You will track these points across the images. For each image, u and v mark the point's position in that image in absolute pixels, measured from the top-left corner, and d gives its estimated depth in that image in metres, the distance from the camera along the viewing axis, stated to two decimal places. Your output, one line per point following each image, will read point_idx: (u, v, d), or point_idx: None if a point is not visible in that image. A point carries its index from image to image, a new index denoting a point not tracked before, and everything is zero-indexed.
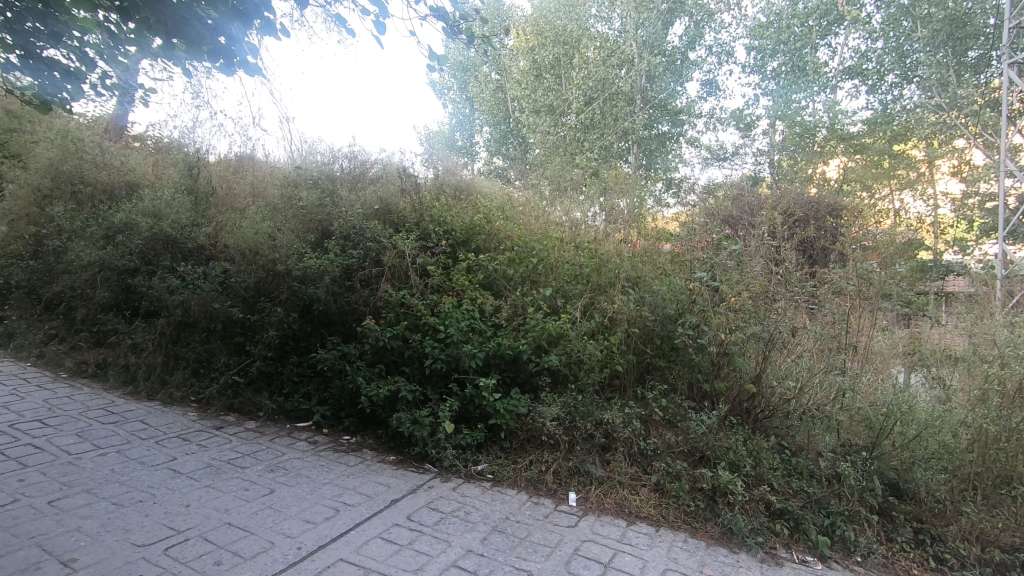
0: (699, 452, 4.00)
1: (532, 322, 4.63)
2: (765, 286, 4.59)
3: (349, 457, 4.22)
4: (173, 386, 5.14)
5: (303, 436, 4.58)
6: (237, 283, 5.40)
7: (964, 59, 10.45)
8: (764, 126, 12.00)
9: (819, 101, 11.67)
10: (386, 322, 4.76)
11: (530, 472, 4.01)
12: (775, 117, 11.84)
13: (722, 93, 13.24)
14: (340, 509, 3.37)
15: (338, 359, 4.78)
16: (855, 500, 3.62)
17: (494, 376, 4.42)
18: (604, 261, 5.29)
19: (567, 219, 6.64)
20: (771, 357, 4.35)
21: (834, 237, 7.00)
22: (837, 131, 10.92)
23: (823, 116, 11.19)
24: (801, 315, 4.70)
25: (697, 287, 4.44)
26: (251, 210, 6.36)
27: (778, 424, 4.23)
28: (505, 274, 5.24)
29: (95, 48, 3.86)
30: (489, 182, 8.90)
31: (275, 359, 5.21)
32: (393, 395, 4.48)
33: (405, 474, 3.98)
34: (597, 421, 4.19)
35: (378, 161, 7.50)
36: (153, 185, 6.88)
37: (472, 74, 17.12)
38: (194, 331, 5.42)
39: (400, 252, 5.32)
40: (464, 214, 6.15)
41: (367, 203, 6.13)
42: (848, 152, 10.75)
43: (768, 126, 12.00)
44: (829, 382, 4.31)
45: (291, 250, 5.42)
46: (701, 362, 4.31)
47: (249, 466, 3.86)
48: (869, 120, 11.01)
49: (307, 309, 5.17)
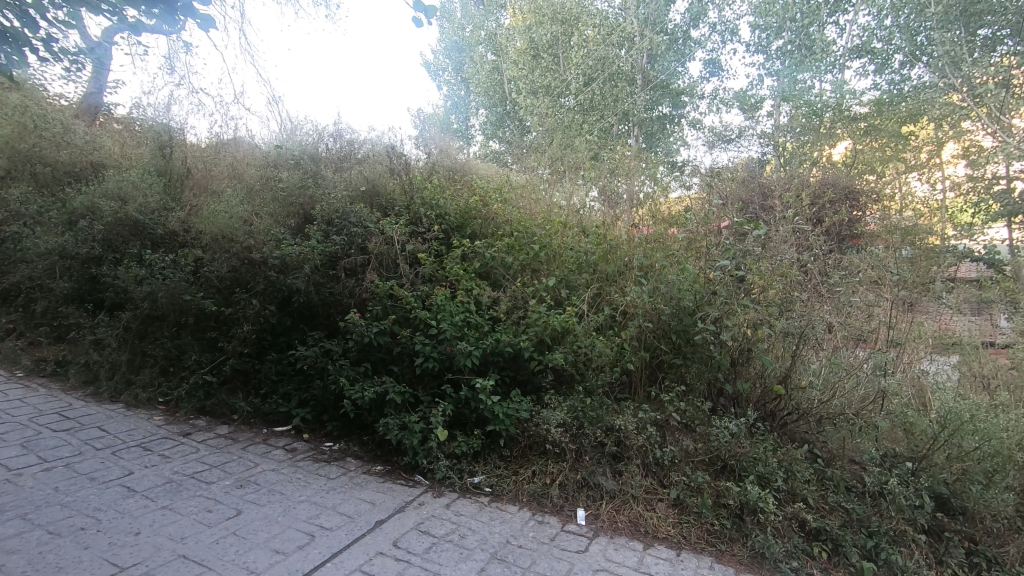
0: (722, 461, 3.60)
1: (534, 315, 4.15)
2: (795, 275, 4.12)
3: (331, 467, 3.78)
4: (139, 386, 4.68)
5: (281, 443, 4.13)
6: (209, 272, 4.92)
7: (973, 37, 9.72)
8: (769, 107, 11.37)
9: (827, 81, 11.12)
10: (372, 316, 4.30)
11: (533, 485, 3.57)
12: (781, 98, 11.30)
13: (725, 73, 12.66)
14: (315, 536, 2.92)
15: (321, 357, 4.34)
16: (903, 519, 3.19)
17: (491, 376, 3.97)
18: (612, 247, 4.87)
19: (568, 203, 6.18)
20: (800, 355, 3.94)
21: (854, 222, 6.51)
22: (844, 112, 10.33)
23: (829, 97, 10.68)
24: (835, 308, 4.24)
25: (718, 276, 3.99)
26: (227, 193, 5.87)
27: (808, 430, 3.83)
28: (503, 262, 4.78)
29: (36, 9, 3.38)
30: (484, 165, 8.37)
31: (251, 356, 4.74)
32: (381, 397, 4.04)
33: (392, 489, 3.54)
34: (608, 427, 3.76)
35: (366, 140, 6.96)
36: (120, 166, 6.37)
37: (468, 56, 16.53)
38: (163, 326, 4.95)
39: (388, 238, 4.83)
40: (458, 197, 5.69)
41: (353, 184, 5.61)
42: (856, 134, 9.65)
43: (774, 108, 11.38)
44: (864, 381, 3.89)
45: (268, 237, 4.94)
46: (723, 359, 3.89)
47: (215, 482, 3.41)
48: (877, 102, 10.39)
49: (287, 301, 4.72)
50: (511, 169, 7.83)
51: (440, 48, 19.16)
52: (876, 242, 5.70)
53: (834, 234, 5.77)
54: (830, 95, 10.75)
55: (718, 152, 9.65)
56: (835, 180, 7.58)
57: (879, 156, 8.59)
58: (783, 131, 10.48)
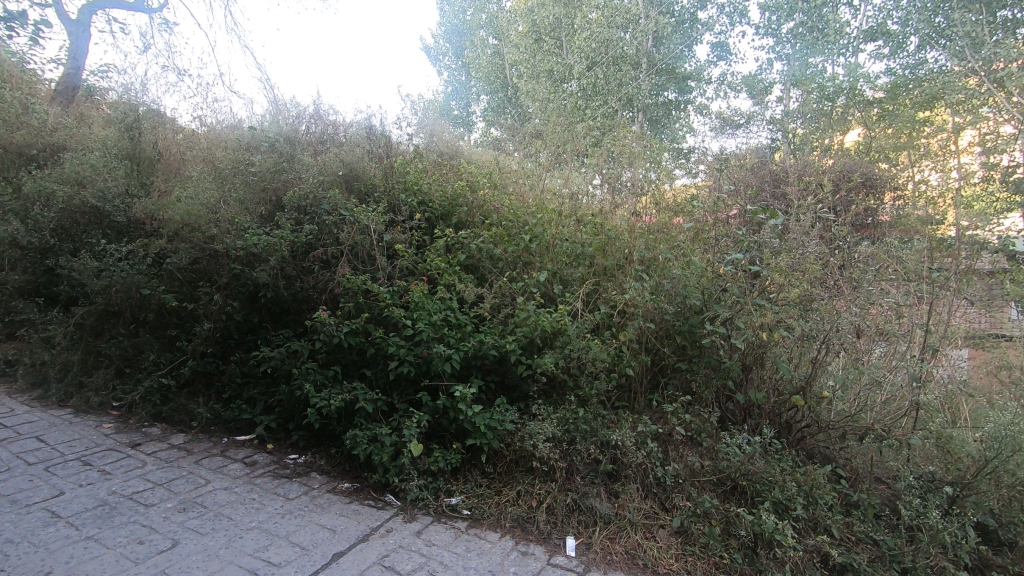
0: (732, 481, 3.18)
1: (523, 314, 3.69)
2: (821, 270, 3.62)
3: (291, 485, 3.36)
4: (92, 390, 4.29)
5: (241, 454, 3.72)
6: (170, 264, 4.51)
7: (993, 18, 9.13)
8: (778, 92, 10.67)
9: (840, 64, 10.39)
10: (342, 314, 3.87)
11: (517, 508, 3.15)
12: (790, 83, 10.59)
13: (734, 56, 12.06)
14: (259, 574, 2.50)
15: (287, 360, 3.93)
16: (945, 555, 2.75)
17: (474, 382, 3.55)
18: (611, 238, 4.42)
19: (565, 190, 5.72)
20: (823, 362, 3.48)
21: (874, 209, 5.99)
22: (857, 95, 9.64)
23: (840, 82, 10.07)
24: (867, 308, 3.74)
25: (729, 272, 3.58)
26: (195, 178, 5.43)
27: (828, 446, 3.41)
28: (491, 254, 4.35)
29: None
30: (477, 149, 7.85)
31: (214, 356, 4.34)
32: (351, 405, 3.63)
33: (359, 512, 3.13)
34: (603, 442, 3.34)
35: (348, 120, 6.47)
36: (83, 148, 5.94)
37: (469, 40, 16.06)
38: (120, 323, 4.55)
39: (364, 227, 4.39)
40: (445, 183, 5.26)
41: (329, 167, 5.15)
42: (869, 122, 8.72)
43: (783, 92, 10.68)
44: (893, 391, 3.44)
45: (233, 225, 4.50)
46: (733, 365, 3.46)
47: (156, 504, 3.01)
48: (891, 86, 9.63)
49: (254, 296, 4.29)
50: (507, 154, 7.34)
51: (441, 33, 18.63)
52: (899, 234, 5.19)
53: (855, 223, 5.24)
54: (843, 79, 10.13)
55: (725, 137, 9.00)
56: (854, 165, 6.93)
57: (894, 141, 7.62)
58: (793, 116, 9.84)
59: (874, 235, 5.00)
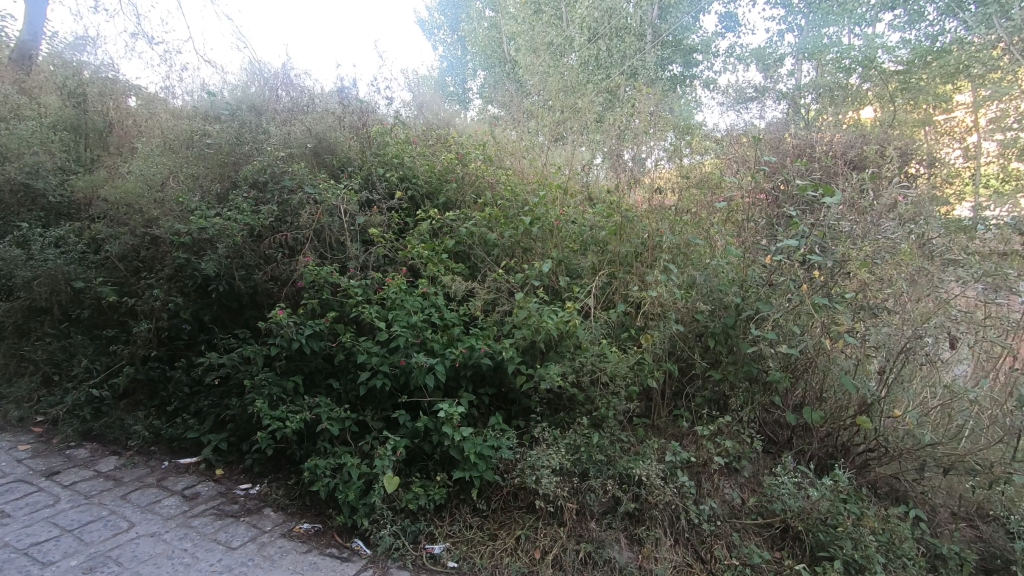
0: (783, 524, 2.62)
1: (522, 313, 3.01)
2: (903, 261, 2.89)
3: (238, 528, 2.72)
4: (12, 401, 3.63)
5: (182, 484, 3.08)
6: (108, 253, 3.86)
7: None
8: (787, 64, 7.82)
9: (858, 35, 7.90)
10: (305, 312, 3.21)
11: (515, 561, 2.50)
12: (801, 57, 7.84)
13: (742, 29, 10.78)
14: None
15: (241, 368, 3.27)
16: None
17: (463, 398, 2.90)
18: (627, 220, 3.75)
19: (567, 165, 4.99)
20: (896, 375, 2.83)
21: (931, 163, 5.19)
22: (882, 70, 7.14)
23: (851, 57, 7.43)
24: (969, 303, 2.96)
25: (778, 262, 2.89)
26: (143, 151, 4.71)
27: (898, 477, 2.84)
28: (484, 239, 3.65)
29: None
30: (472, 122, 7.06)
31: (160, 361, 3.69)
32: (314, 425, 2.99)
33: (318, 567, 2.48)
34: (623, 475, 2.70)
35: (322, 88, 5.65)
36: (16, 115, 5.22)
37: (465, 13, 15.08)
38: (49, 321, 3.89)
39: (333, 207, 3.70)
40: (431, 156, 4.56)
41: (295, 138, 4.41)
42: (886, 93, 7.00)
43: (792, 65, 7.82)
44: (986, 414, 2.79)
45: (178, 207, 3.81)
46: (780, 376, 2.87)
47: (55, 563, 2.36)
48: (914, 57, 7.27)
49: (204, 290, 3.64)
50: (502, 126, 6.56)
51: (436, 5, 17.55)
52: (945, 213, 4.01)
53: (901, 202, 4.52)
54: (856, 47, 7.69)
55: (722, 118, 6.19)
56: (894, 121, 5.91)
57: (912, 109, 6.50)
58: (804, 90, 6.71)
59: (940, 198, 4.24)
